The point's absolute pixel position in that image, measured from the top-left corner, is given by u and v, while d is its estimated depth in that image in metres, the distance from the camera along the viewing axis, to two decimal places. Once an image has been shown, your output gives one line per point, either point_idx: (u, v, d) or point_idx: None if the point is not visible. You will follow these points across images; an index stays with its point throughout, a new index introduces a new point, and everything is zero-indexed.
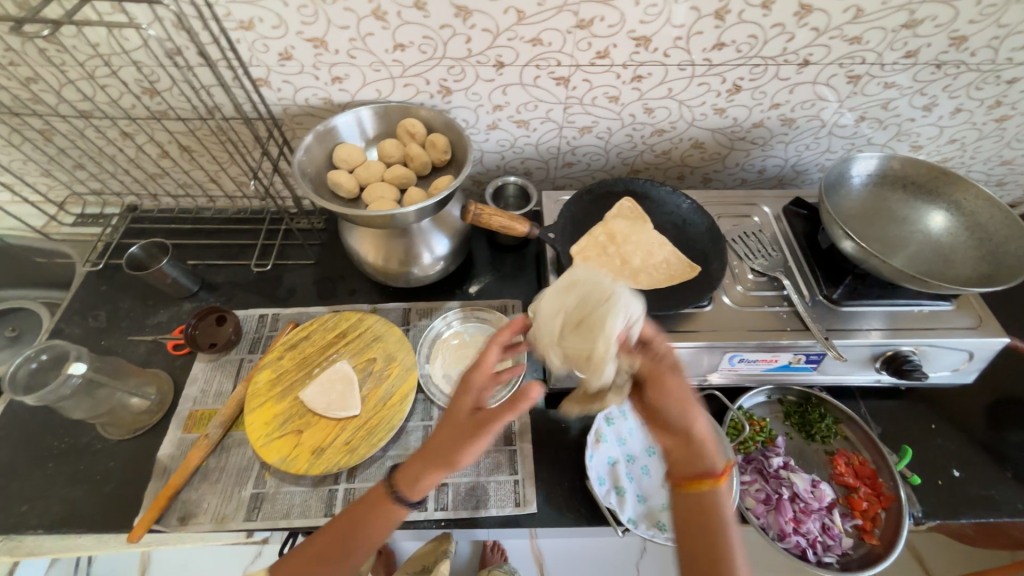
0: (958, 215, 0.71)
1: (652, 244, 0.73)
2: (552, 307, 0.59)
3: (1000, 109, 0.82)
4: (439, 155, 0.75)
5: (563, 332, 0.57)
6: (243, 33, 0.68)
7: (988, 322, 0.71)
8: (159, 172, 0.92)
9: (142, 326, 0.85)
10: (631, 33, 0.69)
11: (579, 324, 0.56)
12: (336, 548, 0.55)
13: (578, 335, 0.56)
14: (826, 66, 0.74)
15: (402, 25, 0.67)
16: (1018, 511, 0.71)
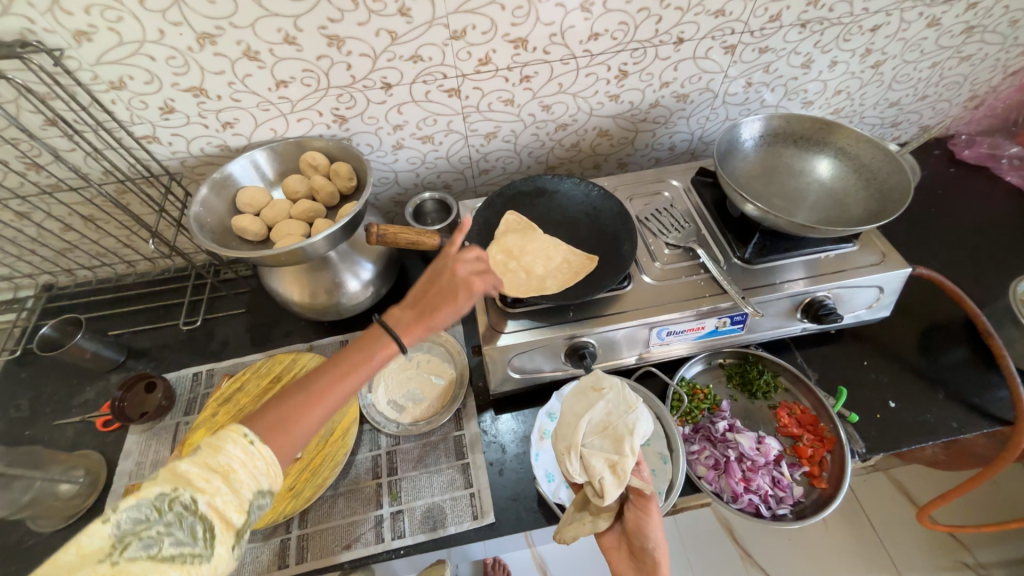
0: (844, 160, 0.75)
1: (547, 248, 0.73)
2: (574, 411, 0.60)
3: (872, 56, 0.87)
4: (344, 182, 0.75)
5: (587, 435, 0.58)
6: (117, 93, 0.67)
7: (890, 255, 0.74)
8: (67, 246, 0.89)
9: (69, 408, 0.82)
10: (507, 36, 0.71)
11: (605, 429, 0.58)
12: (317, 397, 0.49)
13: (603, 439, 0.57)
14: (700, 40, 0.78)
15: (278, 62, 0.68)
16: (953, 430, 0.74)
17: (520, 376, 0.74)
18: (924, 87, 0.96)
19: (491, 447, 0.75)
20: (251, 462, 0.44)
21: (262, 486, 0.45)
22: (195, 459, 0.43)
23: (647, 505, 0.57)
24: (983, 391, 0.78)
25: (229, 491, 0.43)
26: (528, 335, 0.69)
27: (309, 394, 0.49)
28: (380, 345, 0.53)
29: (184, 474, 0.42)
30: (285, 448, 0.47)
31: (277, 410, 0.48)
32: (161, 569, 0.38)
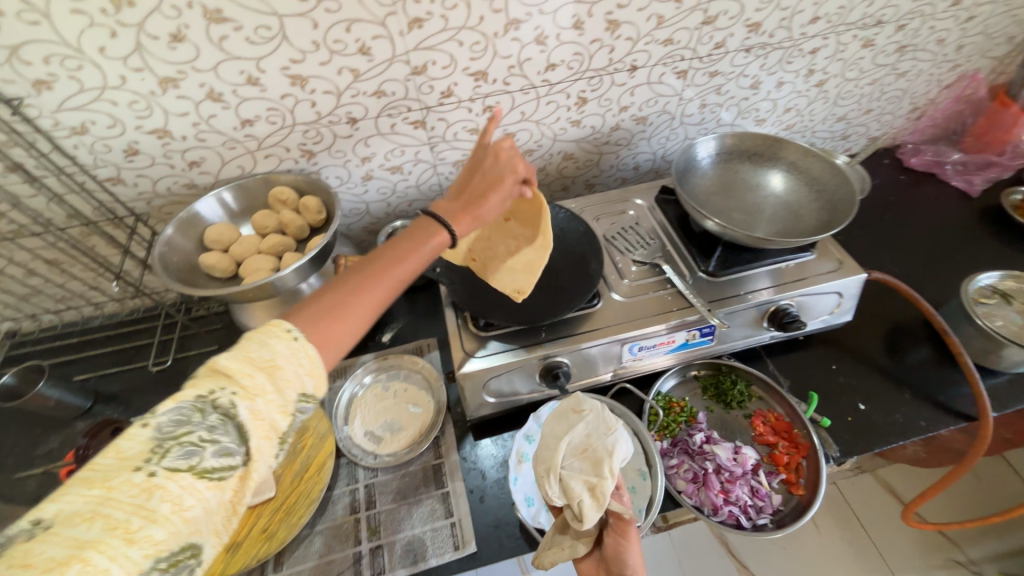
0: (796, 174, 0.79)
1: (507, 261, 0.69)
2: (554, 434, 0.60)
3: (815, 76, 0.93)
4: (313, 216, 0.76)
5: (567, 457, 0.57)
6: (80, 138, 0.67)
7: (846, 262, 0.77)
8: (30, 291, 0.87)
9: (30, 459, 0.79)
10: (467, 70, 0.74)
11: (584, 451, 0.58)
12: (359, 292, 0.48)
13: (583, 461, 0.57)
14: (653, 67, 0.82)
15: (242, 101, 0.69)
16: (922, 428, 0.76)
17: (497, 400, 0.74)
18: (867, 102, 1.02)
19: (471, 473, 0.74)
20: (296, 358, 0.42)
21: (306, 387, 0.43)
22: (235, 354, 0.41)
23: (627, 528, 0.57)
24: (947, 388, 0.80)
25: (273, 391, 0.41)
26: (502, 358, 0.69)
27: (353, 286, 0.48)
28: (430, 235, 0.54)
29: (225, 369, 0.40)
30: (328, 340, 0.45)
31: (317, 304, 0.46)
32: (198, 480, 0.36)
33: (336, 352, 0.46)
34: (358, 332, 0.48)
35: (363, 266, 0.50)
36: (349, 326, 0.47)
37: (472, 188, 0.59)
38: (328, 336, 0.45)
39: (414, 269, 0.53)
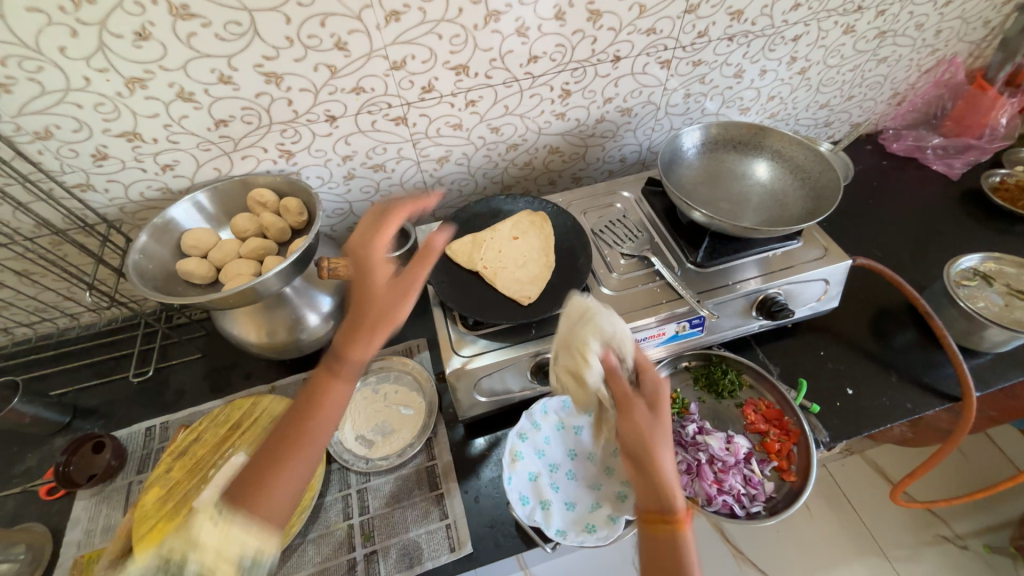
0: (780, 162, 0.79)
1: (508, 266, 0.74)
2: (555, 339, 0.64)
3: (798, 63, 0.92)
4: (294, 217, 0.74)
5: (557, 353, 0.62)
6: (44, 143, 0.65)
7: (831, 249, 0.77)
8: (0, 304, 0.83)
9: (8, 478, 0.76)
10: (447, 64, 0.72)
11: (565, 345, 0.60)
12: (292, 450, 0.47)
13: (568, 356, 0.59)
14: (636, 57, 0.81)
15: (214, 101, 0.66)
16: (908, 411, 0.77)
17: (488, 400, 0.73)
18: (849, 88, 1.02)
19: (465, 473, 0.73)
20: (224, 535, 0.42)
21: (253, 549, 0.43)
22: (176, 535, 0.43)
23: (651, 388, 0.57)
24: (932, 370, 0.82)
25: (214, 552, 0.41)
26: (492, 357, 0.69)
27: (272, 457, 0.47)
28: (351, 356, 0.51)
29: (167, 551, 0.43)
30: (271, 511, 0.45)
31: (241, 480, 0.46)
32: None
33: (279, 519, 0.46)
34: (302, 484, 0.47)
35: (284, 426, 0.49)
36: (282, 486, 0.46)
37: (365, 296, 0.53)
38: (267, 508, 0.45)
39: (345, 396, 0.51)
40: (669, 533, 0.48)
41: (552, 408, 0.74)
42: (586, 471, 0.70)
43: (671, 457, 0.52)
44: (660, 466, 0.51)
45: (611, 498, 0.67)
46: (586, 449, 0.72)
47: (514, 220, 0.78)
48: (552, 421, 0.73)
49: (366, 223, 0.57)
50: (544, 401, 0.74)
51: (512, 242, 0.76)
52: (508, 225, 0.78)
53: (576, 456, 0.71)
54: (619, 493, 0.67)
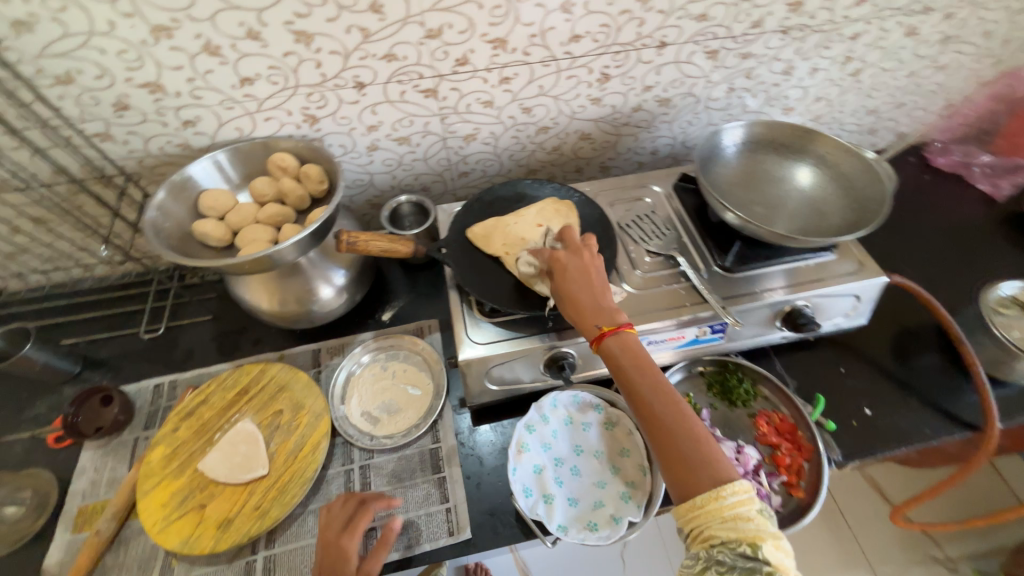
0: (824, 168, 0.76)
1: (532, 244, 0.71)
2: None
3: (851, 64, 0.87)
4: (314, 185, 0.72)
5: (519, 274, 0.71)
6: (65, 88, 0.63)
7: (867, 264, 0.74)
8: (16, 249, 0.83)
9: (18, 422, 0.77)
10: (485, 36, 0.68)
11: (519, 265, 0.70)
12: None
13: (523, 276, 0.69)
14: (682, 45, 0.76)
15: (241, 57, 0.64)
16: (927, 437, 0.74)
17: (499, 388, 0.72)
18: (900, 95, 0.97)
19: (469, 459, 0.73)
20: None
21: None
22: None
23: (557, 255, 0.63)
24: (956, 397, 0.78)
25: None
26: (506, 346, 0.67)
27: None
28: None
29: None
30: None
31: None
32: None
33: None
34: None
35: None
36: None
37: (328, 554, 0.58)
38: None
39: None
40: (618, 343, 0.55)
41: (561, 402, 0.72)
42: (592, 468, 0.68)
43: (586, 291, 0.59)
44: (583, 302, 0.59)
45: (615, 498, 0.65)
46: (594, 445, 0.69)
47: (539, 205, 0.74)
48: (561, 415, 0.71)
49: (340, 508, 0.62)
50: (554, 394, 0.72)
51: (535, 228, 0.72)
52: (533, 209, 0.74)
53: (583, 453, 0.69)
54: (623, 493, 0.65)
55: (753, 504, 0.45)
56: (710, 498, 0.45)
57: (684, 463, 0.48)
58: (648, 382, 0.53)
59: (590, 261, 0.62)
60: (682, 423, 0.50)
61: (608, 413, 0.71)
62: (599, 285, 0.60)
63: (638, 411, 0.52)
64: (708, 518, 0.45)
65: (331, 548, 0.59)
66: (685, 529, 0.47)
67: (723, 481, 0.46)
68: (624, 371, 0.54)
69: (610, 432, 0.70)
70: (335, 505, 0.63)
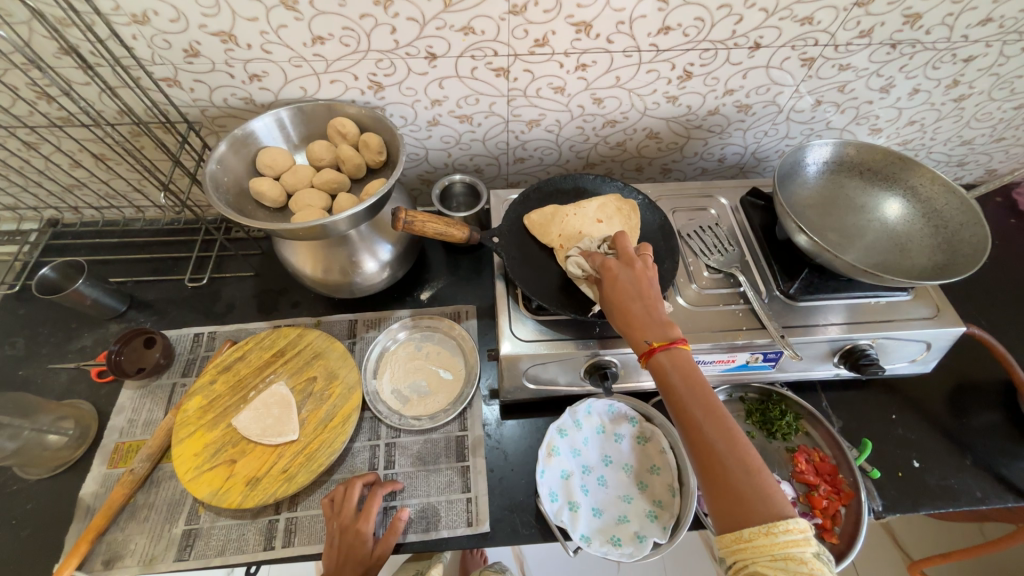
0: (913, 201, 0.70)
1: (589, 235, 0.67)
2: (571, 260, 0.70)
3: (958, 89, 0.79)
4: (372, 155, 0.70)
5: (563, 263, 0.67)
6: (139, 28, 0.61)
7: (945, 311, 0.69)
8: (75, 183, 0.84)
9: (64, 352, 0.79)
10: (570, 18, 0.64)
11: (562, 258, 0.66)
12: None
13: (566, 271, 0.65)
14: (778, 49, 0.71)
15: (317, 15, 0.61)
16: (976, 500, 0.70)
17: (534, 387, 0.70)
18: (1003, 129, 0.88)
19: (494, 452, 0.71)
20: None
21: None
22: None
23: (607, 263, 0.59)
24: (1014, 462, 0.72)
25: None
26: (550, 346, 0.65)
27: None
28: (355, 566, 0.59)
29: None
30: None
31: None
32: None
33: None
34: None
35: None
36: None
37: (344, 537, 0.60)
38: None
39: None
40: (667, 354, 0.51)
41: (595, 409, 0.70)
42: (619, 481, 0.66)
43: (636, 300, 0.55)
44: (633, 310, 0.55)
45: (641, 516, 0.63)
46: (623, 458, 0.68)
47: (601, 202, 0.71)
48: (594, 423, 0.70)
49: (340, 495, 0.64)
50: (589, 400, 0.70)
51: (595, 225, 0.68)
52: (595, 206, 0.70)
53: (611, 464, 0.67)
54: (651, 512, 0.63)
55: (810, 546, 0.40)
56: (760, 533, 0.41)
57: (732, 499, 0.43)
58: (697, 402, 0.48)
59: (642, 268, 0.58)
60: (734, 450, 0.45)
61: (642, 427, 0.69)
62: (653, 297, 0.55)
63: (684, 432, 0.48)
64: (755, 554, 0.41)
65: (343, 529, 0.61)
66: (727, 559, 0.44)
67: (777, 518, 0.41)
68: (672, 386, 0.50)
69: (642, 447, 0.68)
70: (338, 497, 0.64)
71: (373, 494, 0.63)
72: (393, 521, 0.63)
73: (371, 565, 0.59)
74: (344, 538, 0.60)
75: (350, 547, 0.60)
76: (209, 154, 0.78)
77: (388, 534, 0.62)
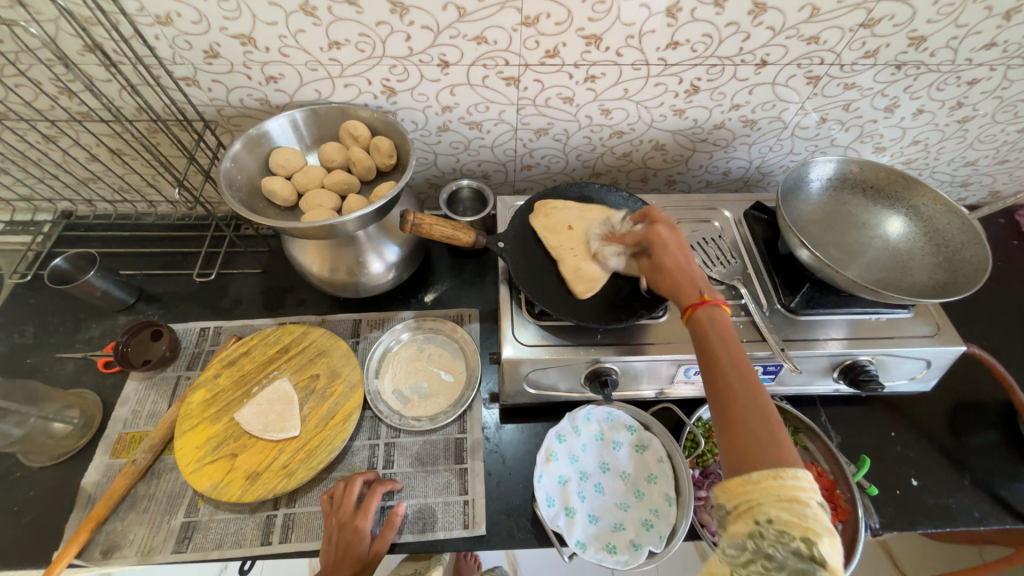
0: (915, 220, 0.71)
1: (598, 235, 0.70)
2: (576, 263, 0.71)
3: (962, 111, 0.80)
4: (383, 158, 0.71)
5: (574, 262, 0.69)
6: (162, 28, 0.63)
7: (944, 329, 0.69)
8: (90, 176, 0.86)
9: (72, 342, 0.81)
10: (581, 31, 0.65)
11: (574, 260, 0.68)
12: None
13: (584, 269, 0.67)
14: (784, 66, 0.72)
15: (334, 21, 0.63)
16: (974, 520, 0.69)
17: (534, 392, 0.71)
18: (1006, 151, 0.89)
19: (492, 456, 0.72)
20: None
21: None
22: None
23: (654, 229, 0.61)
24: (1012, 483, 0.72)
25: None
26: (550, 351, 0.66)
27: None
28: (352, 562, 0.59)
29: None
30: None
31: None
32: None
33: None
34: None
35: None
36: None
37: (341, 534, 0.61)
38: None
39: None
40: (707, 309, 0.52)
41: (594, 416, 0.71)
42: (616, 489, 0.66)
43: (681, 263, 0.57)
44: (679, 270, 0.56)
45: (637, 524, 0.63)
46: (621, 466, 0.68)
47: (549, 209, 0.73)
48: (593, 430, 0.70)
49: (339, 491, 0.65)
50: (589, 407, 0.71)
51: (568, 233, 0.70)
52: (556, 212, 0.73)
53: (609, 471, 0.67)
54: (647, 520, 0.63)
55: (817, 499, 0.39)
56: (767, 476, 0.40)
57: (745, 441, 0.43)
58: (728, 354, 0.48)
59: (686, 238, 0.60)
60: (757, 401, 0.45)
61: (640, 436, 0.69)
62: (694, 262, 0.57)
63: (710, 380, 0.48)
64: (761, 495, 0.40)
65: (340, 525, 0.62)
66: (727, 505, 0.42)
67: (786, 466, 0.40)
68: (707, 338, 0.50)
69: (640, 455, 0.68)
70: (338, 493, 0.65)
71: (373, 492, 0.64)
72: (389, 518, 0.63)
73: (366, 563, 0.60)
74: (342, 534, 0.61)
75: (348, 543, 0.60)
76: (222, 152, 0.80)
77: (384, 531, 0.62)
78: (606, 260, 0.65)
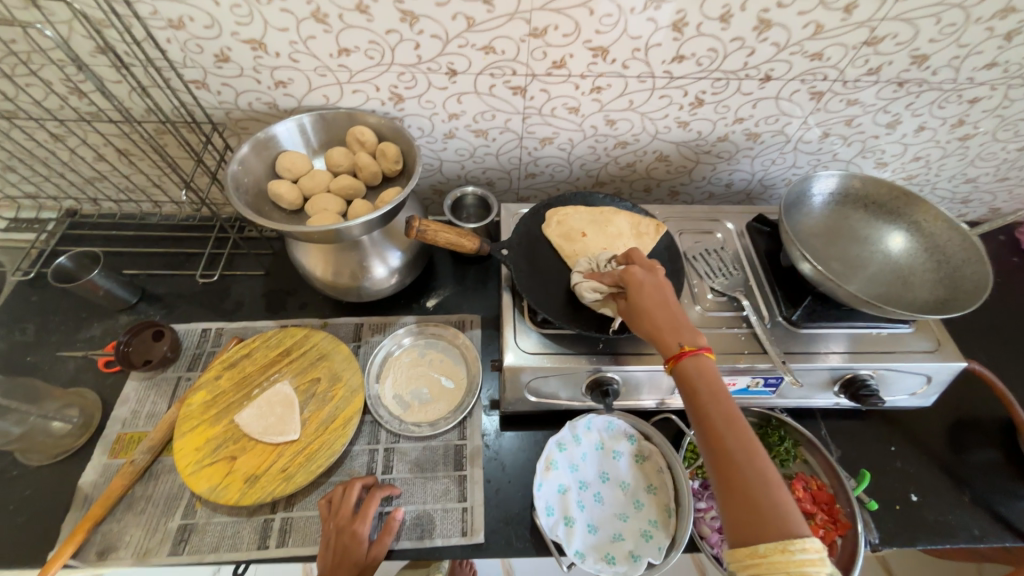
0: (917, 236, 0.72)
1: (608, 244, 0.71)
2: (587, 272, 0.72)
3: (963, 128, 0.81)
4: (389, 164, 0.72)
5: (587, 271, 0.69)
6: (174, 32, 0.64)
7: (945, 344, 0.70)
8: (97, 175, 0.86)
9: (73, 341, 0.80)
10: (588, 43, 0.66)
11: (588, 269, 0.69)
12: None
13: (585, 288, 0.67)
14: (788, 81, 0.73)
15: (345, 28, 0.64)
16: (974, 537, 0.69)
17: (535, 400, 0.71)
18: (1007, 169, 0.90)
19: (491, 463, 0.72)
20: None
21: None
22: None
23: (631, 269, 0.61)
24: (1012, 501, 0.72)
25: None
26: (552, 359, 0.66)
27: None
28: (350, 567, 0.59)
29: None
30: None
31: None
32: None
33: None
34: None
35: None
36: None
37: (339, 539, 0.61)
38: None
39: None
40: (694, 360, 0.52)
41: (595, 425, 0.71)
42: (615, 499, 0.66)
43: (660, 308, 0.57)
44: (659, 316, 0.56)
45: (636, 535, 0.63)
46: (621, 475, 0.68)
47: (560, 218, 0.74)
48: (593, 439, 0.70)
49: (337, 496, 0.65)
50: (589, 416, 0.71)
51: (581, 240, 0.71)
52: (567, 220, 0.73)
53: (608, 481, 0.67)
54: (646, 532, 0.63)
55: (825, 568, 0.39)
56: (776, 549, 0.40)
57: (750, 511, 0.43)
58: (720, 412, 0.49)
59: (664, 277, 0.60)
60: (754, 462, 0.45)
61: (640, 446, 0.69)
62: (673, 305, 0.58)
63: (705, 441, 0.48)
64: (770, 569, 0.40)
65: (338, 531, 0.62)
66: (738, 574, 0.42)
67: (793, 535, 0.41)
68: (698, 394, 0.50)
69: (639, 465, 0.68)
70: (336, 498, 0.65)
71: (371, 496, 0.64)
72: (387, 522, 0.63)
73: (365, 567, 0.59)
74: (340, 540, 0.61)
75: (346, 548, 0.60)
76: (229, 154, 0.80)
77: (381, 536, 0.62)
78: (590, 292, 0.63)
